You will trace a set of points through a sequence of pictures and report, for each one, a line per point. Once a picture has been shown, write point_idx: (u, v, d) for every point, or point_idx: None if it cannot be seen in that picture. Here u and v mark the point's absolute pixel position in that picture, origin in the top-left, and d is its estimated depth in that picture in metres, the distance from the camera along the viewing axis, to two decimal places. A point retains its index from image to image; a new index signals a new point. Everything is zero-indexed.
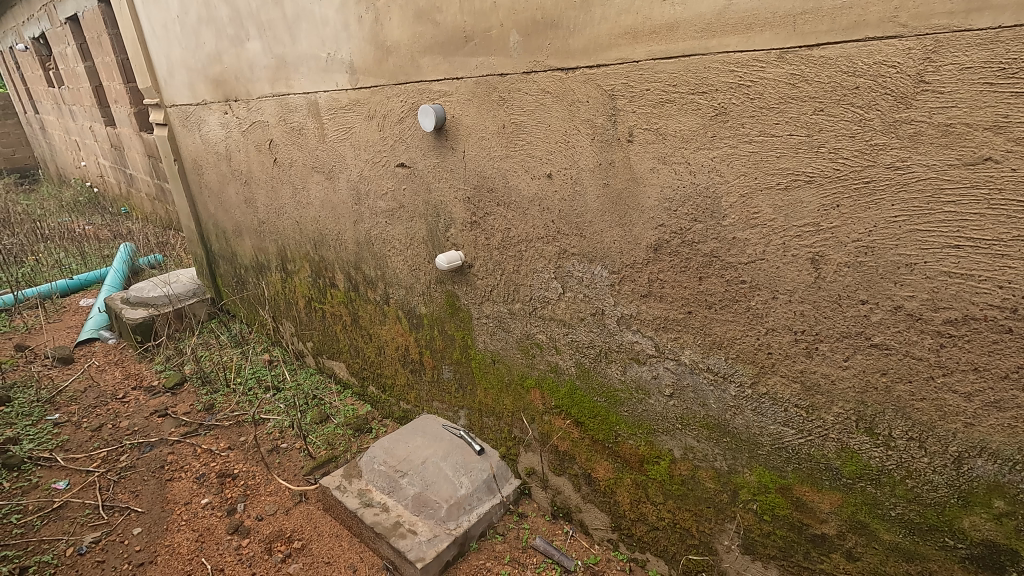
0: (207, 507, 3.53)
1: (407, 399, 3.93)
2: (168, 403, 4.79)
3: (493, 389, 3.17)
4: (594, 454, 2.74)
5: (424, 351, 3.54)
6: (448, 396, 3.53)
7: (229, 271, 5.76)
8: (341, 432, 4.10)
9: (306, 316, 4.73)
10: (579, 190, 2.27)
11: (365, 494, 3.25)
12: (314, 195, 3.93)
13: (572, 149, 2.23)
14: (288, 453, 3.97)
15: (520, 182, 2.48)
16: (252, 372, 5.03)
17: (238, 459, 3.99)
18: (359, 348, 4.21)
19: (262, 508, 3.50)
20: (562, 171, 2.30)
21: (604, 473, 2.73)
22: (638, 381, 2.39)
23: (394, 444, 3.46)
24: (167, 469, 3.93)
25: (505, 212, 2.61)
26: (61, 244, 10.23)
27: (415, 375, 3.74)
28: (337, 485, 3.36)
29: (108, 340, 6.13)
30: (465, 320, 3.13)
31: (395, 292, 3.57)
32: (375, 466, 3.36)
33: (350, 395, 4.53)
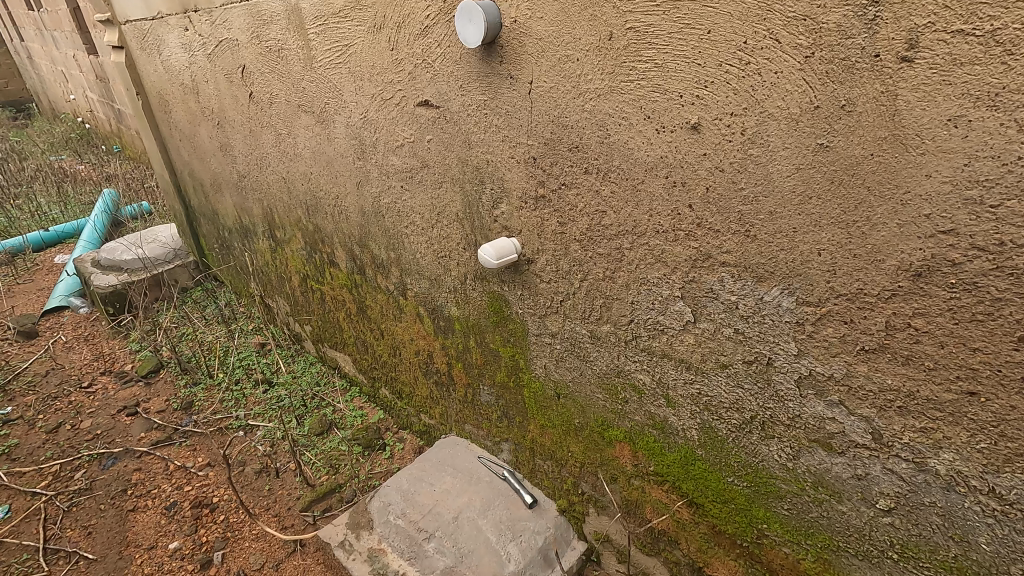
0: (175, 557, 2.75)
1: (431, 414, 3.07)
2: (140, 398, 3.98)
3: (554, 430, 2.27)
4: (712, 550, 1.85)
5: (456, 364, 2.63)
6: (486, 424, 2.65)
7: (211, 232, 4.81)
8: (347, 449, 3.27)
9: (302, 296, 3.81)
10: (754, 154, 1.25)
11: (379, 560, 2.43)
12: (302, 144, 2.90)
13: (753, 76, 1.19)
14: (281, 477, 3.16)
15: (631, 135, 1.46)
16: (241, 360, 4.18)
17: (218, 482, 3.19)
18: (368, 343, 3.31)
19: (245, 560, 2.72)
20: (722, 119, 1.27)
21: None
22: (819, 476, 1.46)
23: (414, 487, 2.62)
24: (131, 494, 3.15)
25: (597, 184, 1.61)
26: (42, 188, 9.31)
27: (441, 389, 2.85)
28: (340, 541, 2.54)
29: (78, 309, 5.30)
30: (517, 335, 2.19)
31: (414, 283, 2.62)
32: (391, 519, 2.53)
33: (359, 396, 3.69)
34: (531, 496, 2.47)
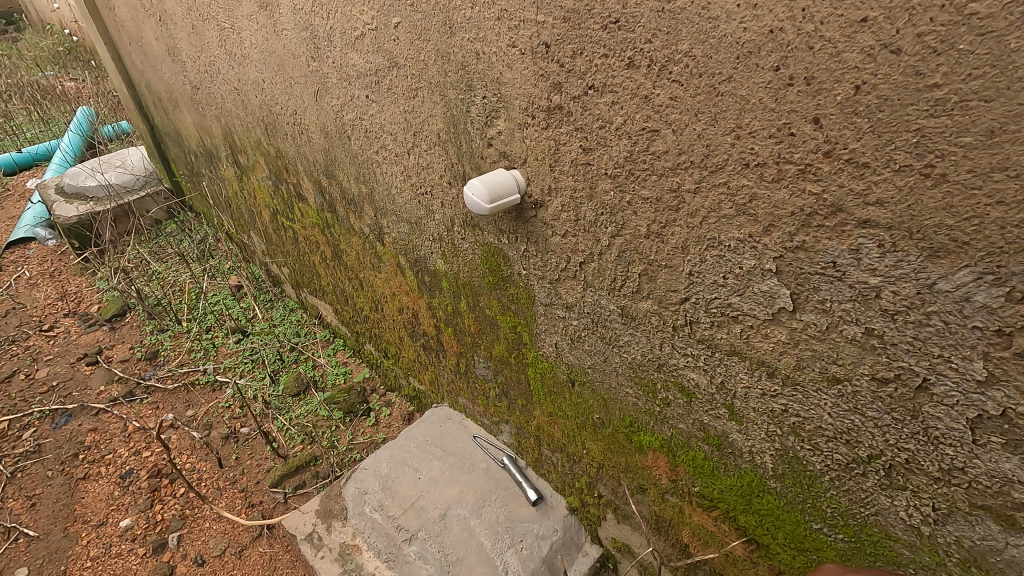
0: (125, 538, 2.39)
1: (420, 379, 2.60)
2: (103, 344, 3.57)
3: (565, 422, 1.77)
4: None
5: (445, 330, 2.12)
6: (483, 401, 2.17)
7: (179, 157, 4.21)
8: (325, 414, 2.84)
9: (274, 234, 3.27)
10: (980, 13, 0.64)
11: (351, 561, 2.03)
12: (249, 42, 2.25)
13: None
14: (250, 444, 2.76)
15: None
16: (214, 304, 3.72)
17: (181, 448, 2.80)
18: (347, 293, 2.80)
19: (204, 544, 2.36)
20: None
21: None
22: (975, 556, 0.94)
23: (396, 473, 2.18)
24: (83, 459, 2.78)
25: (647, 86, 1.00)
26: (20, 107, 8.64)
27: (429, 354, 2.36)
28: (308, 533, 2.15)
29: (45, 242, 4.84)
30: (519, 302, 1.65)
31: (392, 227, 2.05)
32: (367, 511, 2.11)
33: (343, 350, 3.23)
34: (535, 491, 2.02)
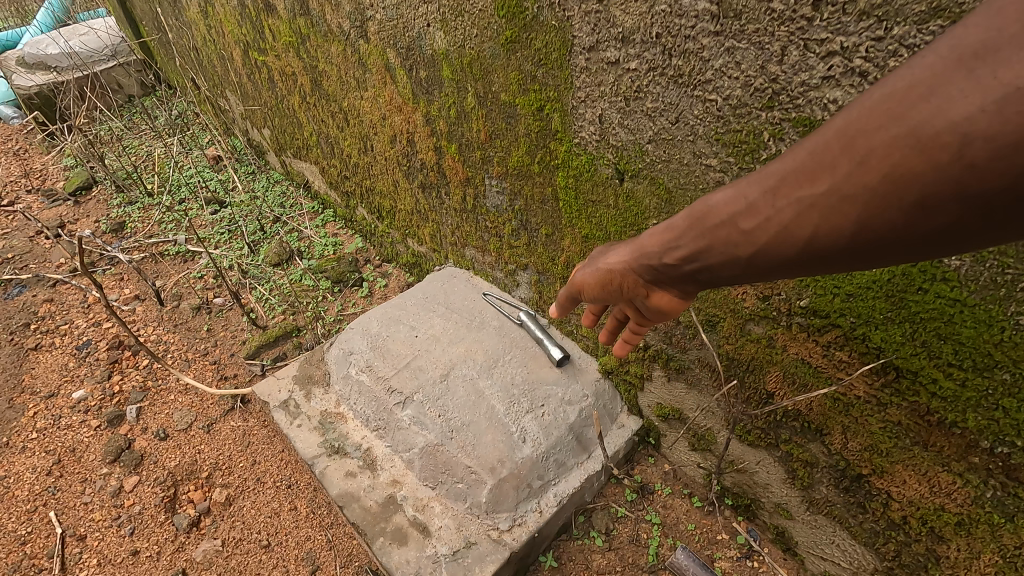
0: (76, 409, 2.06)
1: (419, 237, 2.17)
2: (65, 218, 3.16)
3: (605, 246, 1.33)
4: (900, 450, 1.02)
5: (448, 149, 1.65)
6: (496, 245, 1.73)
7: (145, 12, 3.64)
8: (311, 284, 2.43)
9: (249, 82, 2.75)
10: None
11: (335, 430, 1.69)
12: None
13: None
14: (224, 316, 2.38)
15: None
16: (189, 176, 3.27)
17: (146, 320, 2.43)
18: (331, 139, 2.33)
19: (168, 417, 2.03)
20: None
21: (916, 496, 1.04)
22: None
23: (387, 332, 1.78)
24: (34, 330, 2.42)
25: None
26: None
27: (429, 195, 1.91)
28: (283, 400, 1.79)
29: (11, 120, 4.30)
30: (548, 61, 1.17)
31: (376, 5, 1.55)
32: (353, 374, 1.73)
33: (333, 221, 2.79)
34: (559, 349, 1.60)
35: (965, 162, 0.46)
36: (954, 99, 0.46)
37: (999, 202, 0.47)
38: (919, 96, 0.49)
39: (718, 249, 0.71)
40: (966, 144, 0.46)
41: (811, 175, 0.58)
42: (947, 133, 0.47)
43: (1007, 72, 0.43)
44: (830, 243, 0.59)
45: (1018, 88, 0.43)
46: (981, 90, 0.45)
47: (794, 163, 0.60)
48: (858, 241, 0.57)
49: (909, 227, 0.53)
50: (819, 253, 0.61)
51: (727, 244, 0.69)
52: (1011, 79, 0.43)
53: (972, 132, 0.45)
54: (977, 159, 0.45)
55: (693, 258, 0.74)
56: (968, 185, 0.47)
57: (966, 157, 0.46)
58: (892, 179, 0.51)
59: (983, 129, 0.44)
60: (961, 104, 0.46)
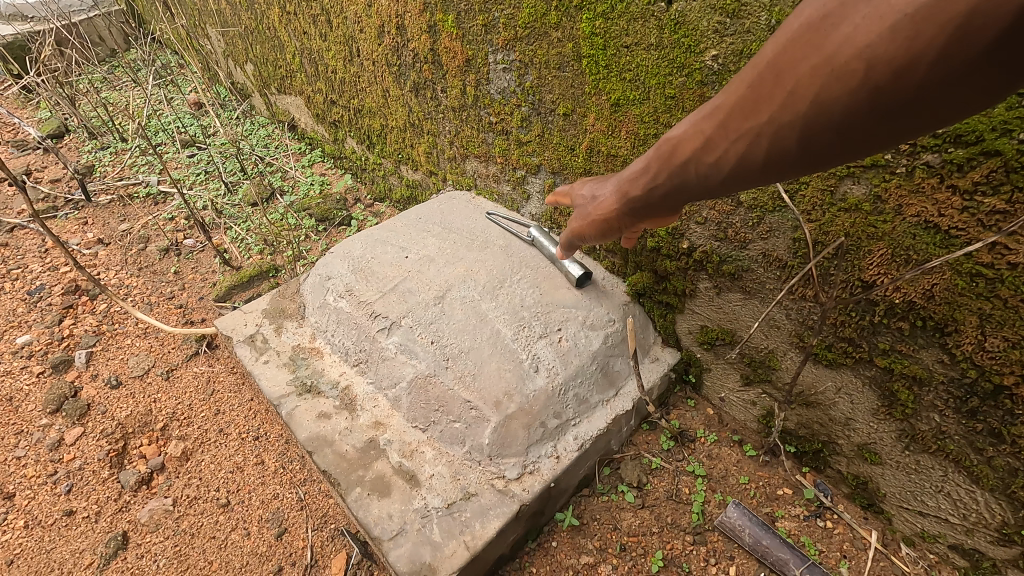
0: (19, 354, 1.79)
1: (414, 159, 1.88)
2: (32, 166, 2.89)
3: (641, 109, 1.05)
4: None
5: (444, 25, 1.37)
6: (502, 146, 1.45)
7: None
8: (293, 223, 2.16)
9: (228, 6, 2.48)
10: None
11: (307, 366, 1.40)
12: None
13: None
14: (195, 258, 2.10)
15: None
16: (169, 122, 3.00)
17: (108, 264, 2.15)
18: (315, 53, 2.06)
19: (123, 363, 1.75)
20: None
21: None
22: None
23: (372, 254, 1.49)
24: None
25: None
26: None
27: (423, 99, 1.63)
28: (249, 335, 1.50)
29: None
30: None
31: None
32: (330, 301, 1.44)
33: (321, 161, 2.51)
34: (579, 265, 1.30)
35: (874, 83, 0.46)
36: (857, 26, 0.46)
37: (919, 108, 0.47)
38: (826, 25, 0.48)
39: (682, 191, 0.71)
40: (872, 67, 0.46)
41: (748, 110, 0.56)
42: (855, 58, 0.46)
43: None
44: (779, 168, 0.58)
45: (910, 10, 0.42)
46: (882, 14, 0.44)
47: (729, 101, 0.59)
48: (805, 162, 0.56)
49: (843, 143, 0.52)
50: (770, 178, 0.61)
51: (688, 185, 0.67)
52: (903, 5, 0.43)
53: (875, 57, 0.45)
54: (885, 80, 0.45)
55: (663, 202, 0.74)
56: (884, 101, 0.47)
57: (874, 78, 0.46)
58: (817, 108, 0.50)
59: (886, 53, 0.44)
60: (864, 29, 0.45)
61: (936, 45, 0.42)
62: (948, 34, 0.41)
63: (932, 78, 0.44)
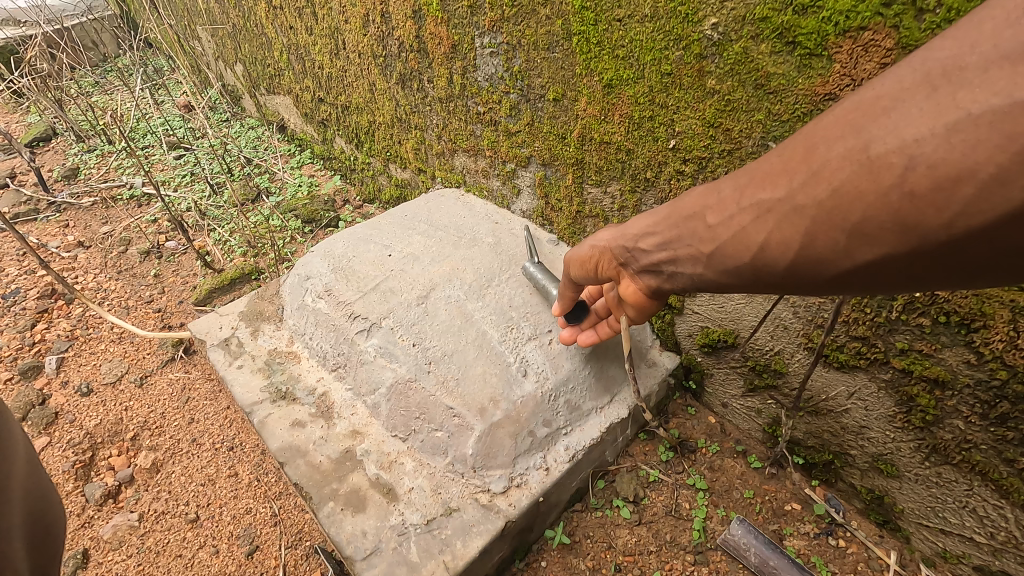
0: None
1: (401, 156, 1.82)
2: (18, 170, 2.83)
3: (637, 89, 0.97)
4: None
5: (429, 9, 1.30)
6: (491, 139, 1.37)
7: None
8: (279, 224, 2.09)
9: (217, 5, 2.43)
10: None
11: (283, 372, 1.31)
12: None
13: None
14: (176, 260, 2.03)
15: None
16: (155, 125, 2.94)
17: (87, 267, 2.08)
18: (302, 49, 2.00)
19: (95, 369, 1.67)
20: None
21: None
22: None
23: (354, 252, 1.41)
24: None
25: None
26: None
27: (410, 92, 1.56)
28: (224, 338, 1.42)
29: None
30: None
31: None
32: (309, 302, 1.36)
33: (310, 163, 2.45)
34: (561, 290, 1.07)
35: (907, 188, 0.41)
36: (914, 119, 0.42)
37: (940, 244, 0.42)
38: (884, 110, 0.44)
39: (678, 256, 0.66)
40: (913, 169, 0.41)
41: (775, 178, 0.52)
42: (898, 154, 0.42)
43: (962, 95, 0.39)
44: (778, 261, 0.53)
45: (972, 112, 0.38)
46: (941, 109, 0.40)
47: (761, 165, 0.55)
48: (805, 260, 0.51)
49: (851, 256, 0.47)
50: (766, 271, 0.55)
51: (690, 249, 0.63)
52: (970, 105, 0.38)
53: (922, 154, 0.40)
54: (921, 185, 0.40)
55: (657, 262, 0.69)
56: (911, 216, 0.42)
57: (910, 181, 0.41)
58: (841, 196, 0.46)
59: (934, 152, 0.40)
60: (918, 122, 0.41)
61: (988, 164, 0.37)
62: (1005, 158, 0.36)
63: (968, 211, 0.39)
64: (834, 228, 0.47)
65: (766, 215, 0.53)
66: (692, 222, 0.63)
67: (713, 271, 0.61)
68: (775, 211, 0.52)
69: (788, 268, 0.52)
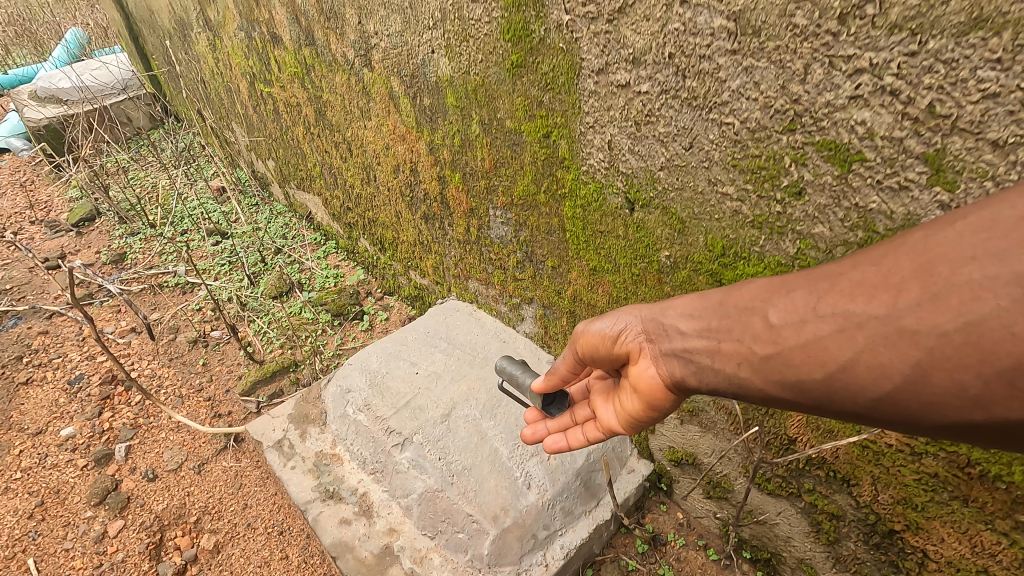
0: (64, 447, 1.98)
1: (420, 267, 2.13)
2: (67, 250, 3.14)
3: (614, 278, 1.27)
4: (936, 504, 0.92)
5: (451, 179, 1.61)
6: (500, 277, 1.68)
7: (157, 48, 3.67)
8: (311, 317, 2.38)
9: (255, 115, 2.76)
10: None
11: (330, 473, 1.59)
12: None
13: None
14: (221, 349, 2.32)
15: None
16: (190, 208, 3.25)
17: (141, 354, 2.36)
18: (335, 169, 2.31)
19: (158, 455, 1.94)
20: None
21: (954, 555, 0.95)
22: None
23: (388, 369, 1.71)
24: (27, 363, 2.36)
25: None
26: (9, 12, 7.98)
27: (432, 227, 1.87)
28: (277, 440, 1.70)
29: (21, 153, 4.39)
30: (557, 93, 1.12)
31: (380, 32, 1.51)
32: (350, 413, 1.65)
33: (335, 253, 2.76)
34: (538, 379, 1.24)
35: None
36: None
37: None
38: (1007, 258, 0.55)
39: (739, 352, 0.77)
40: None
41: (877, 296, 0.63)
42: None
43: None
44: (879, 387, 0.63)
45: None
46: None
47: (859, 281, 0.66)
48: (917, 392, 0.60)
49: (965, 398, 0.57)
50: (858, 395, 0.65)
51: (778, 357, 0.72)
52: None
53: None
54: None
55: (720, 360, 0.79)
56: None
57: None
58: (965, 334, 0.56)
59: None
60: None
61: None
62: None
63: None
64: (963, 370, 0.56)
65: (859, 333, 0.64)
66: (747, 319, 0.76)
67: (776, 378, 0.72)
68: (873, 329, 0.63)
69: (888, 393, 0.62)
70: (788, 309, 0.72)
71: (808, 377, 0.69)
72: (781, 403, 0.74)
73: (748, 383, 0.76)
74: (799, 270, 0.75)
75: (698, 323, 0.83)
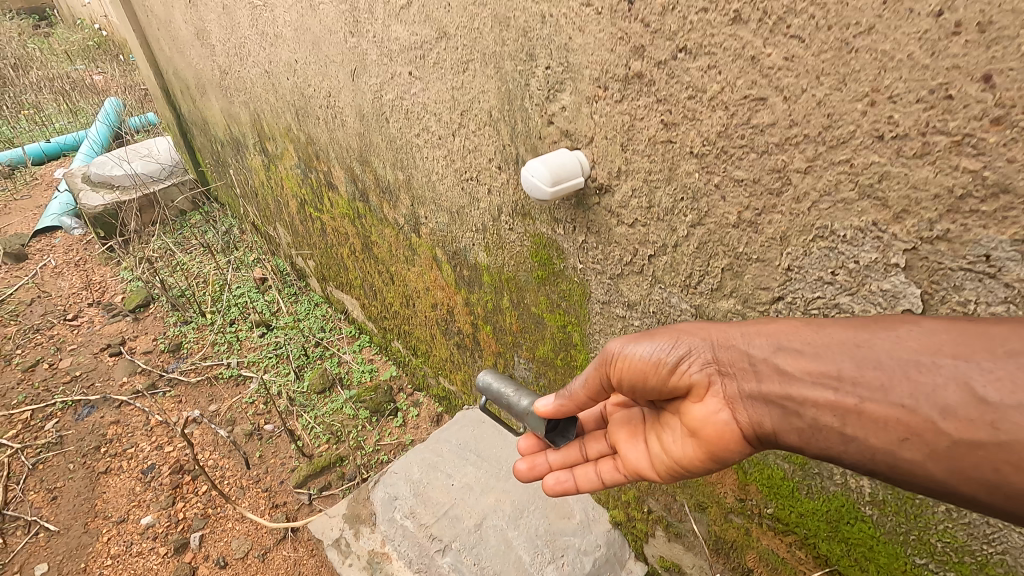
0: (146, 536, 2.32)
1: (450, 377, 2.50)
2: (126, 335, 3.51)
3: None
4: None
5: (483, 328, 1.98)
6: None
7: (206, 147, 4.10)
8: (352, 413, 2.74)
9: (302, 226, 3.16)
10: None
11: (382, 570, 1.92)
12: (283, 20, 2.06)
13: None
14: (274, 442, 2.67)
15: None
16: (236, 296, 3.64)
17: (203, 444, 2.71)
18: (376, 287, 2.69)
19: (226, 544, 2.28)
20: None
21: None
22: None
23: (427, 479, 2.06)
24: (104, 452, 2.71)
25: (755, 71, 0.84)
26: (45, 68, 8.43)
27: (464, 353, 2.24)
28: (336, 539, 2.04)
29: (72, 230, 4.81)
30: (573, 303, 1.50)
31: (429, 218, 1.90)
32: (397, 518, 1.99)
33: (369, 347, 3.13)
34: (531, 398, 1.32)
35: None
36: None
37: None
38: None
39: (872, 420, 0.79)
40: None
41: None
42: None
43: None
44: None
45: None
46: None
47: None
48: None
49: None
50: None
51: (932, 443, 0.74)
52: None
53: None
54: None
55: (853, 432, 0.81)
56: None
57: None
58: None
59: None
60: None
61: None
62: None
63: None
64: None
65: None
66: (896, 389, 0.77)
67: (936, 462, 0.74)
68: None
69: None
70: (939, 368, 0.74)
71: (973, 463, 0.71)
72: (925, 480, 0.77)
73: (900, 460, 0.77)
74: (944, 333, 0.76)
75: (805, 360, 0.86)
